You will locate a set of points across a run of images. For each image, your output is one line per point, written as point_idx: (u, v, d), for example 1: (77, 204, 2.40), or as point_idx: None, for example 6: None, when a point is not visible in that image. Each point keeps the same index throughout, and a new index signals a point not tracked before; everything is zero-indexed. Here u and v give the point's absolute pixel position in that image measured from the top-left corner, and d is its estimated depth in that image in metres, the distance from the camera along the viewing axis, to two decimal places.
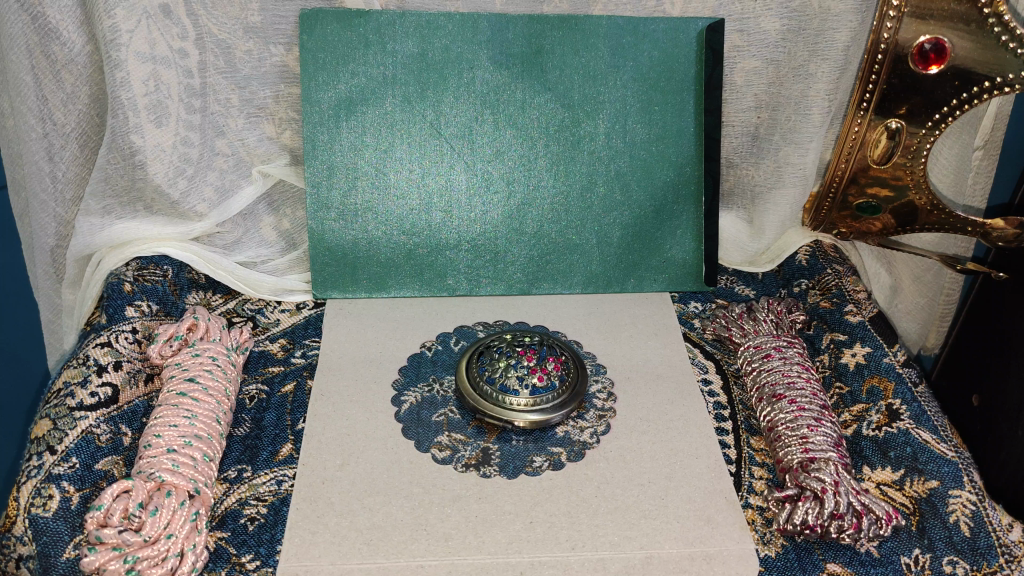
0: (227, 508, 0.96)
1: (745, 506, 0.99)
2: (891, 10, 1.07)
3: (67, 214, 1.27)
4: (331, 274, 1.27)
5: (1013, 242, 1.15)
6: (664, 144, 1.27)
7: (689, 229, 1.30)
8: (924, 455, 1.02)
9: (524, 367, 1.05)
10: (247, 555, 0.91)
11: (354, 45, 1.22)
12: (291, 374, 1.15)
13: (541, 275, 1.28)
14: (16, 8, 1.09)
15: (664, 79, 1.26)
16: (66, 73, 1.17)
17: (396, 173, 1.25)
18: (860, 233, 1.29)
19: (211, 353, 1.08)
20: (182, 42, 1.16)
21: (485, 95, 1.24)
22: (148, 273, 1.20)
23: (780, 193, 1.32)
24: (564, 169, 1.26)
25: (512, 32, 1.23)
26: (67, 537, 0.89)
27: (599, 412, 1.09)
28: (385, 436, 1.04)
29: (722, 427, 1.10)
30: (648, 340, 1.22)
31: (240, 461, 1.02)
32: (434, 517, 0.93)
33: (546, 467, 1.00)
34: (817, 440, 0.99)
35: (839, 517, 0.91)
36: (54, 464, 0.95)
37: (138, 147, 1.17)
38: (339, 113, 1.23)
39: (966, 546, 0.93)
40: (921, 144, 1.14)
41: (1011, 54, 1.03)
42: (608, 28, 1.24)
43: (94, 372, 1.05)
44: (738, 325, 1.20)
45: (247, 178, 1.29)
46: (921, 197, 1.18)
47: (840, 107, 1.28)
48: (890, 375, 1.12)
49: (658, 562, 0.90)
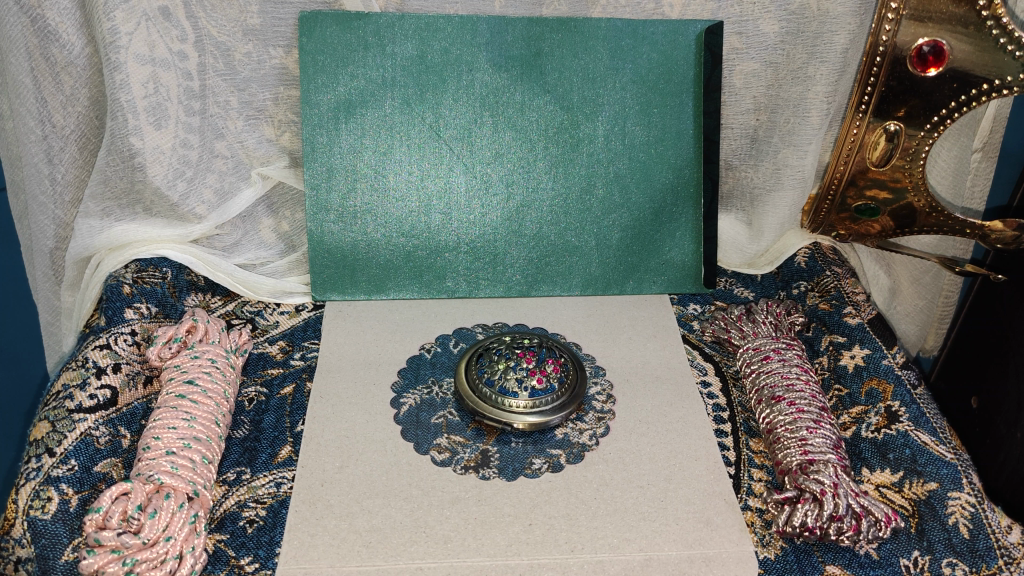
0: (226, 511, 0.96)
1: (745, 508, 0.99)
2: (890, 12, 1.07)
3: (66, 216, 1.27)
4: (330, 275, 1.27)
5: (1011, 244, 1.15)
6: (663, 146, 1.27)
7: (688, 230, 1.30)
8: (924, 457, 1.02)
9: (524, 369, 1.05)
10: (246, 558, 0.91)
11: (353, 47, 1.22)
12: (290, 376, 1.15)
13: (540, 277, 1.29)
14: (15, 10, 1.09)
15: (663, 81, 1.26)
16: (66, 75, 1.17)
17: (395, 175, 1.25)
18: (859, 236, 1.29)
19: (210, 355, 1.08)
20: (181, 44, 1.16)
21: (485, 97, 1.24)
22: (147, 275, 1.20)
23: (779, 195, 1.32)
24: (563, 171, 1.27)
25: (512, 33, 1.23)
26: (66, 539, 0.88)
27: (598, 414, 1.09)
28: (385, 438, 1.04)
29: (721, 430, 1.10)
30: (648, 342, 1.22)
31: (240, 463, 1.02)
32: (434, 519, 0.93)
33: (545, 469, 1.00)
34: (817, 442, 0.99)
35: (839, 519, 0.91)
36: (54, 466, 0.95)
37: (138, 149, 1.17)
38: (339, 115, 1.23)
39: (965, 547, 0.93)
40: (919, 146, 1.14)
41: (1009, 56, 1.04)
42: (607, 30, 1.24)
43: (93, 374, 1.05)
44: (737, 327, 1.20)
45: (247, 181, 1.29)
46: (920, 198, 1.18)
47: (839, 109, 1.28)
48: (889, 377, 1.12)
49: (658, 563, 0.90)
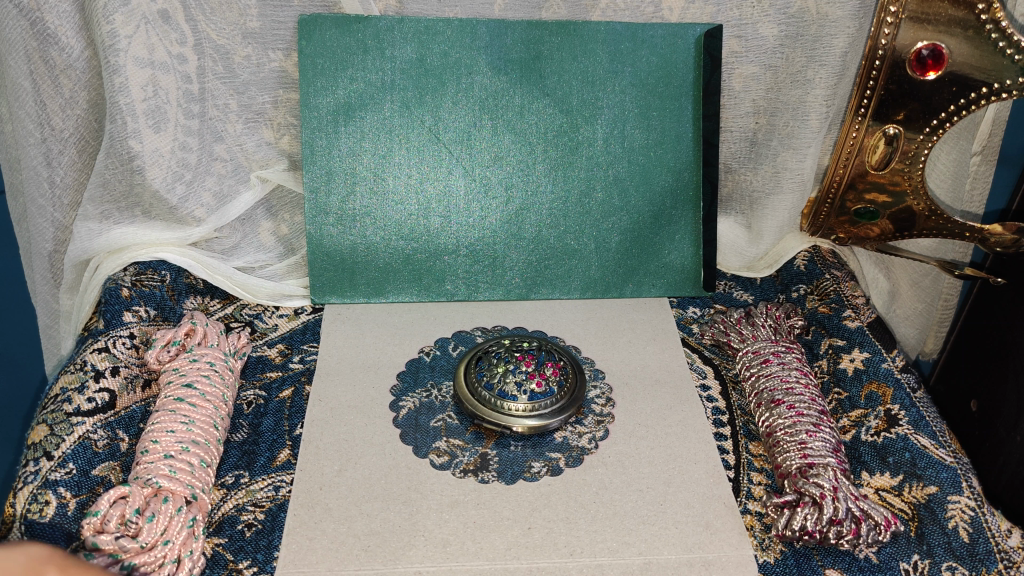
0: (225, 514, 0.95)
1: (744, 512, 0.98)
2: (889, 15, 1.07)
3: (65, 219, 1.26)
4: (330, 278, 1.27)
5: (1011, 248, 1.15)
6: (662, 149, 1.27)
7: (687, 234, 1.31)
8: (923, 460, 1.02)
9: (523, 372, 1.05)
10: (244, 561, 0.90)
11: (353, 50, 1.21)
12: (289, 379, 1.15)
13: (540, 280, 1.29)
14: (15, 13, 1.09)
15: (662, 84, 1.26)
16: (65, 78, 1.17)
17: (395, 177, 1.25)
18: (858, 239, 1.28)
19: (208, 358, 1.08)
20: (181, 47, 1.16)
21: (485, 100, 1.24)
22: (146, 278, 1.21)
23: (778, 198, 1.32)
24: (563, 174, 1.27)
25: (512, 36, 1.22)
26: (63, 543, 0.88)
27: (598, 417, 1.09)
28: (384, 441, 1.04)
29: (721, 432, 1.10)
30: (647, 345, 1.22)
31: (238, 467, 1.02)
32: (432, 523, 0.93)
33: (545, 473, 1.00)
34: (817, 445, 0.99)
35: (838, 523, 0.91)
36: (51, 470, 0.94)
37: (137, 152, 1.17)
38: (338, 118, 1.23)
39: (965, 551, 0.93)
40: (919, 149, 1.14)
41: (1008, 60, 1.04)
42: (606, 34, 1.23)
43: (91, 377, 1.04)
44: (737, 330, 1.20)
45: (247, 184, 1.29)
46: (919, 201, 1.18)
47: (839, 111, 1.29)
48: (888, 380, 1.12)
49: (658, 567, 0.90)
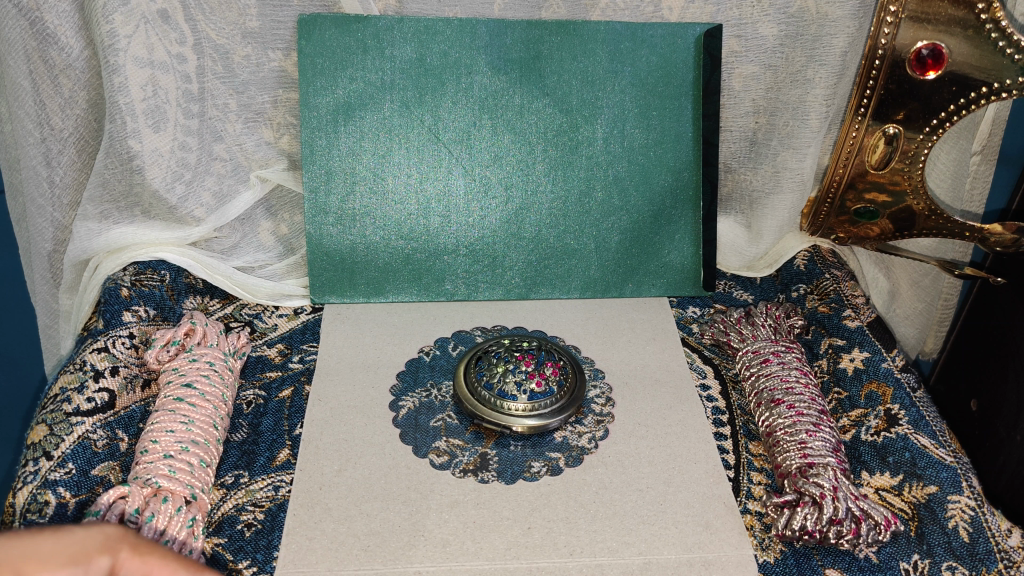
0: (224, 514, 0.95)
1: (744, 511, 0.98)
2: (889, 15, 1.07)
3: (64, 219, 1.26)
4: (329, 278, 1.27)
5: (1010, 248, 1.15)
6: (662, 149, 1.27)
7: (687, 234, 1.31)
8: (923, 460, 1.02)
9: (522, 371, 1.05)
10: (244, 561, 0.89)
11: (352, 50, 1.21)
12: (288, 379, 1.15)
13: (540, 280, 1.29)
14: (14, 13, 1.09)
15: (662, 84, 1.26)
16: (64, 78, 1.17)
17: (395, 177, 1.25)
18: (858, 239, 1.28)
19: (208, 358, 1.08)
20: (181, 47, 1.16)
21: (484, 100, 1.24)
22: (146, 278, 1.21)
23: (778, 197, 1.32)
24: (562, 173, 1.27)
25: (511, 36, 1.22)
26: None
27: (598, 416, 1.09)
28: (383, 441, 1.04)
29: (721, 432, 1.10)
30: (647, 345, 1.22)
31: (238, 466, 1.01)
32: (432, 522, 0.93)
33: (544, 472, 1.00)
34: (816, 445, 0.99)
35: (838, 523, 0.90)
36: (51, 470, 0.94)
37: (136, 151, 1.17)
38: (338, 117, 1.23)
39: (965, 551, 0.93)
40: (919, 148, 1.14)
41: (1008, 59, 1.04)
42: (606, 34, 1.23)
43: (91, 377, 1.04)
44: (737, 330, 1.20)
45: (246, 183, 1.29)
46: (920, 200, 1.18)
47: (839, 111, 1.28)
48: (888, 380, 1.12)
49: (658, 567, 0.89)
